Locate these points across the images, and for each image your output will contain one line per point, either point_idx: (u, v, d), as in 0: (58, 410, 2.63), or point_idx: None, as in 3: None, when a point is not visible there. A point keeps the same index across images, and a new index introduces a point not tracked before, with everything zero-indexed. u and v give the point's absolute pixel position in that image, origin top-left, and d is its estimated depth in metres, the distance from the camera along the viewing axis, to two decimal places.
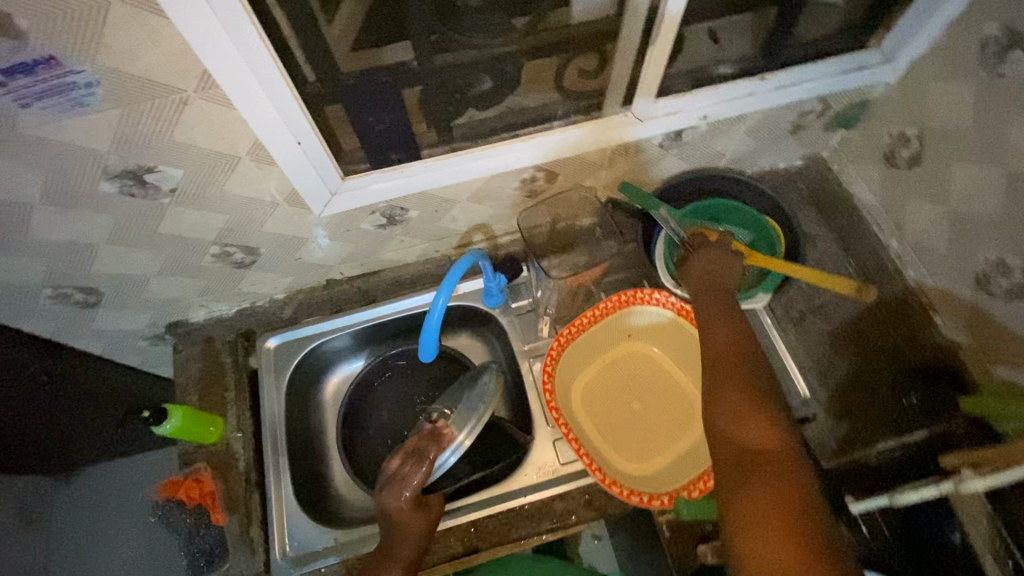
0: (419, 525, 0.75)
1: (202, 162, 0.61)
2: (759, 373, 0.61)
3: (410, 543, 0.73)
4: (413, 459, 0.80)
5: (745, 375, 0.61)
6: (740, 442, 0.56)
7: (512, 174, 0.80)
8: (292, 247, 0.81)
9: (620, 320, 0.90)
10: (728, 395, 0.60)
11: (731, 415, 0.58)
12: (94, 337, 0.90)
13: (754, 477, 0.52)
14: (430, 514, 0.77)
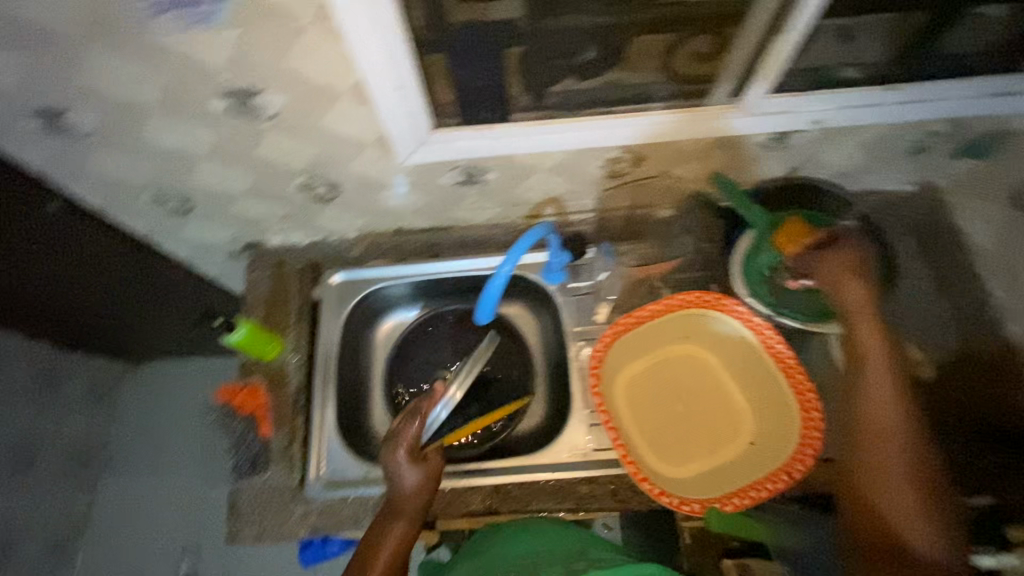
0: (417, 478, 0.76)
1: (306, 93, 0.62)
2: (922, 466, 0.65)
3: (413, 496, 0.75)
4: (406, 416, 0.83)
5: (912, 468, 0.65)
6: (888, 531, 0.65)
7: (599, 151, 0.78)
8: (371, 189, 0.83)
9: (681, 319, 0.87)
10: (905, 489, 0.65)
11: (902, 513, 0.64)
12: (181, 243, 0.97)
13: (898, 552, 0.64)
14: (430, 466, 0.78)
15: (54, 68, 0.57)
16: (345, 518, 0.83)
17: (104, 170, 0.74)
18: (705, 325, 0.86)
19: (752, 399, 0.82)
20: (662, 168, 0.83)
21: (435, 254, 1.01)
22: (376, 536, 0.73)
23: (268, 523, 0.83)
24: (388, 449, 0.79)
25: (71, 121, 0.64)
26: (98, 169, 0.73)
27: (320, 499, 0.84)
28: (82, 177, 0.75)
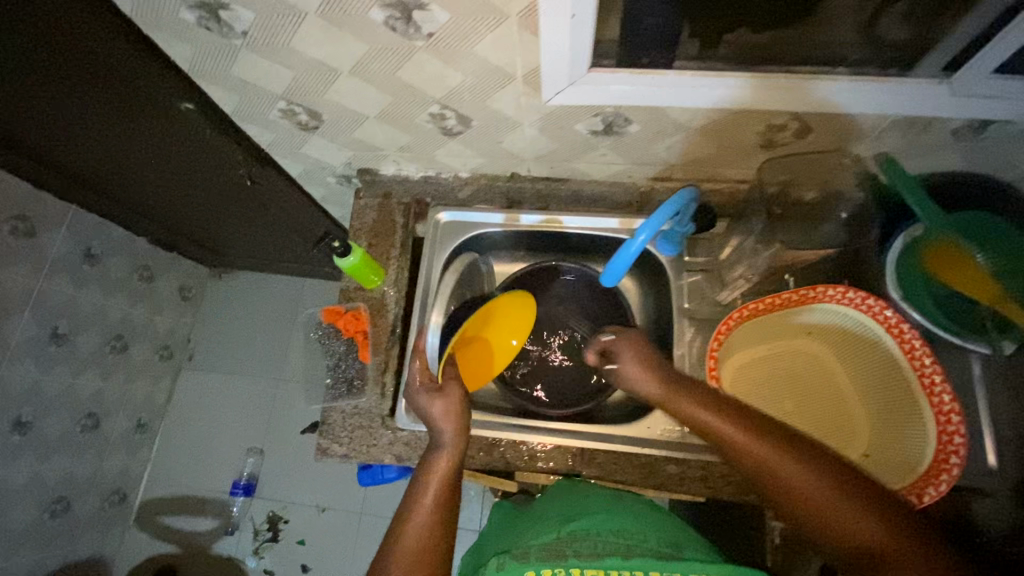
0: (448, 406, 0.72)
1: (470, 12, 0.57)
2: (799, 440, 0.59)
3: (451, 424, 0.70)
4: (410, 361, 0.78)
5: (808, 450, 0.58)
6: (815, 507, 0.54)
7: (761, 116, 0.70)
8: (502, 128, 0.79)
9: (809, 314, 0.81)
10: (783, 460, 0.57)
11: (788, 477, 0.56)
12: (297, 160, 0.97)
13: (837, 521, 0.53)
14: (459, 395, 0.74)
15: None
16: None
17: (243, 75, 0.73)
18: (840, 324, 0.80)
19: (880, 412, 0.76)
20: (825, 143, 0.74)
21: (544, 206, 0.97)
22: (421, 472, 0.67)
23: (356, 446, 0.86)
24: (411, 387, 0.76)
25: (226, 19, 0.62)
26: (239, 73, 0.72)
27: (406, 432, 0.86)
28: (221, 80, 0.74)
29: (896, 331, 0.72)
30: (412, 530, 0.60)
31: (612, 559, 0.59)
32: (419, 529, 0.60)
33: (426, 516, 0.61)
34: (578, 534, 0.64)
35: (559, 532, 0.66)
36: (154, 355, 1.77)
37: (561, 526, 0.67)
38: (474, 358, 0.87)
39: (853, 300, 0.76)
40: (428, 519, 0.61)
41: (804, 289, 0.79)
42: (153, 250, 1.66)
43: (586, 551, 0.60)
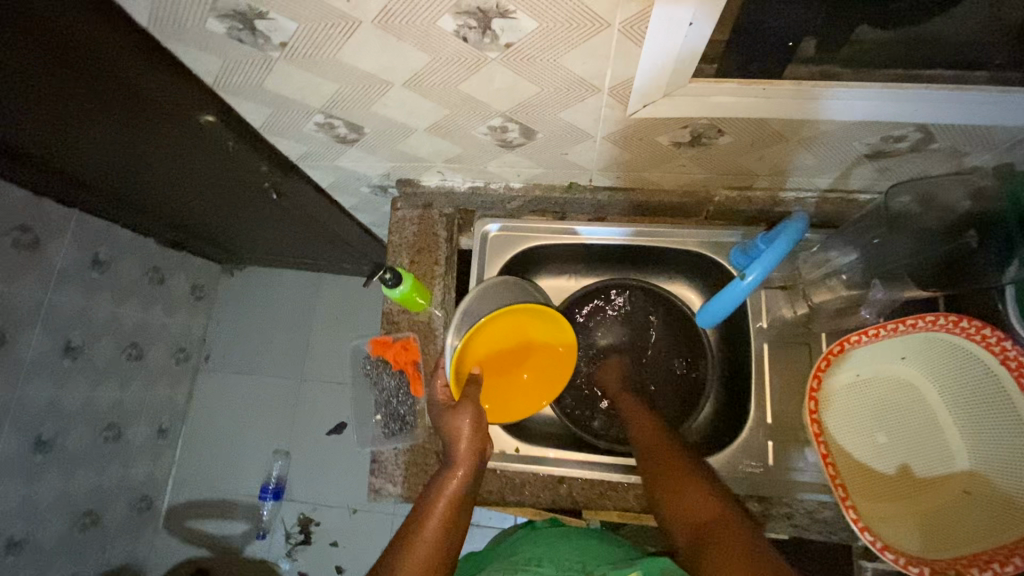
0: (465, 426, 0.69)
1: (564, 20, 0.47)
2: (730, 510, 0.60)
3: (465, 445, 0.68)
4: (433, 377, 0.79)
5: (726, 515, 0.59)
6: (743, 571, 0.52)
7: (878, 128, 0.61)
8: (569, 140, 0.70)
9: (910, 341, 0.73)
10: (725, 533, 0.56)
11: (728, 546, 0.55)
12: (329, 170, 0.87)
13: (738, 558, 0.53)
14: (477, 417, 0.71)
15: None
16: (492, 493, 0.80)
17: (277, 88, 0.63)
18: (941, 352, 0.72)
19: (979, 448, 0.69)
20: (943, 154, 0.65)
21: (600, 217, 0.90)
22: (432, 490, 0.65)
23: (411, 486, 0.79)
24: (434, 408, 0.75)
25: (262, 30, 0.52)
26: (272, 86, 0.62)
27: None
28: (251, 93, 0.64)
29: (1013, 364, 0.64)
30: (419, 547, 0.58)
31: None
32: (424, 550, 0.58)
33: (433, 534, 0.59)
34: (521, 562, 0.68)
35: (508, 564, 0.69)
36: (171, 359, 1.70)
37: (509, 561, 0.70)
38: (508, 389, 0.83)
39: (963, 329, 0.68)
40: (434, 541, 0.58)
41: (909, 319, 0.71)
42: (163, 251, 1.56)
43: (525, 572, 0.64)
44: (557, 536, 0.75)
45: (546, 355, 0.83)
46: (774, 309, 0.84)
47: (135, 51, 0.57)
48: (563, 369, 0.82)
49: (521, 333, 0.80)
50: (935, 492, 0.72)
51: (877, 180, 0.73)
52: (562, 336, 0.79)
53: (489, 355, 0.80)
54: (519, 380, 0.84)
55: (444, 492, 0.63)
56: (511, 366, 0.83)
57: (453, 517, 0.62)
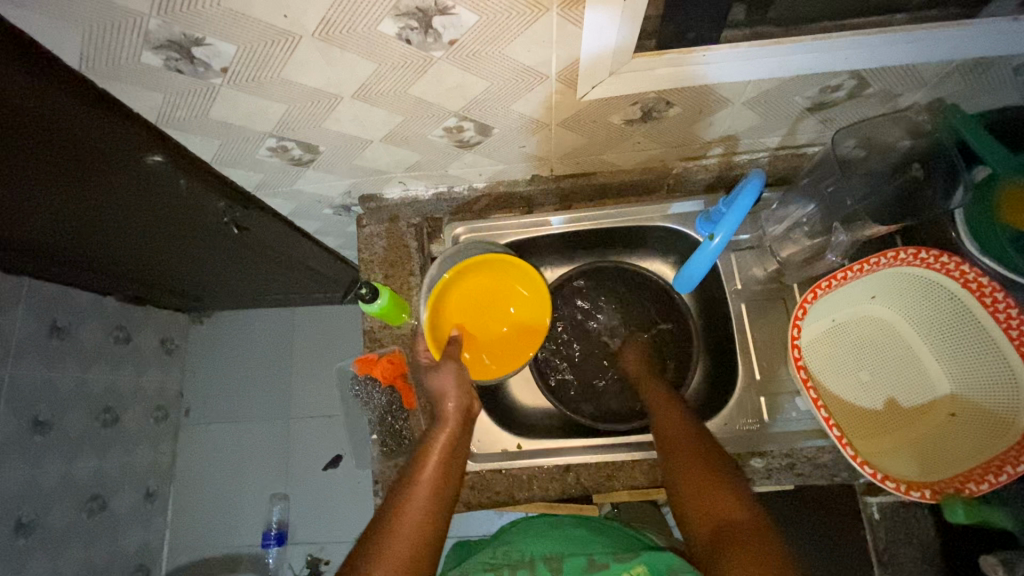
0: (453, 380, 0.72)
1: (504, 10, 0.48)
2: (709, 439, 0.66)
3: (454, 399, 0.71)
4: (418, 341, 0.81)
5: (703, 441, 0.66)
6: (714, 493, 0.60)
7: (816, 81, 0.64)
8: (525, 131, 0.70)
9: (877, 278, 0.76)
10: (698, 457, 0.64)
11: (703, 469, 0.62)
12: (289, 196, 0.86)
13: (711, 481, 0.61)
14: (460, 371, 0.74)
15: None
16: (500, 493, 0.79)
17: (224, 116, 0.62)
18: (907, 286, 0.75)
19: (957, 372, 0.73)
20: (878, 99, 0.68)
21: (567, 205, 0.92)
22: (424, 449, 0.66)
23: None
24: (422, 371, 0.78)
25: (201, 57, 0.52)
26: (218, 116, 0.61)
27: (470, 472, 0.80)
28: (198, 126, 0.63)
29: (974, 285, 0.68)
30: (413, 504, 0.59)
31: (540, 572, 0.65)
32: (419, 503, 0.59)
33: (426, 486, 0.60)
34: (510, 553, 0.70)
35: (495, 557, 0.70)
36: (149, 419, 1.63)
37: (495, 555, 0.71)
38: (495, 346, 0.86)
39: (923, 260, 0.71)
40: (428, 496, 0.60)
41: (874, 257, 0.73)
42: (124, 308, 1.51)
43: (518, 569, 0.66)
44: (543, 527, 0.77)
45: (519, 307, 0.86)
46: (746, 270, 0.86)
47: (70, 100, 0.55)
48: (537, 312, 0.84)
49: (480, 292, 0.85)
50: (924, 418, 0.74)
51: (821, 132, 0.77)
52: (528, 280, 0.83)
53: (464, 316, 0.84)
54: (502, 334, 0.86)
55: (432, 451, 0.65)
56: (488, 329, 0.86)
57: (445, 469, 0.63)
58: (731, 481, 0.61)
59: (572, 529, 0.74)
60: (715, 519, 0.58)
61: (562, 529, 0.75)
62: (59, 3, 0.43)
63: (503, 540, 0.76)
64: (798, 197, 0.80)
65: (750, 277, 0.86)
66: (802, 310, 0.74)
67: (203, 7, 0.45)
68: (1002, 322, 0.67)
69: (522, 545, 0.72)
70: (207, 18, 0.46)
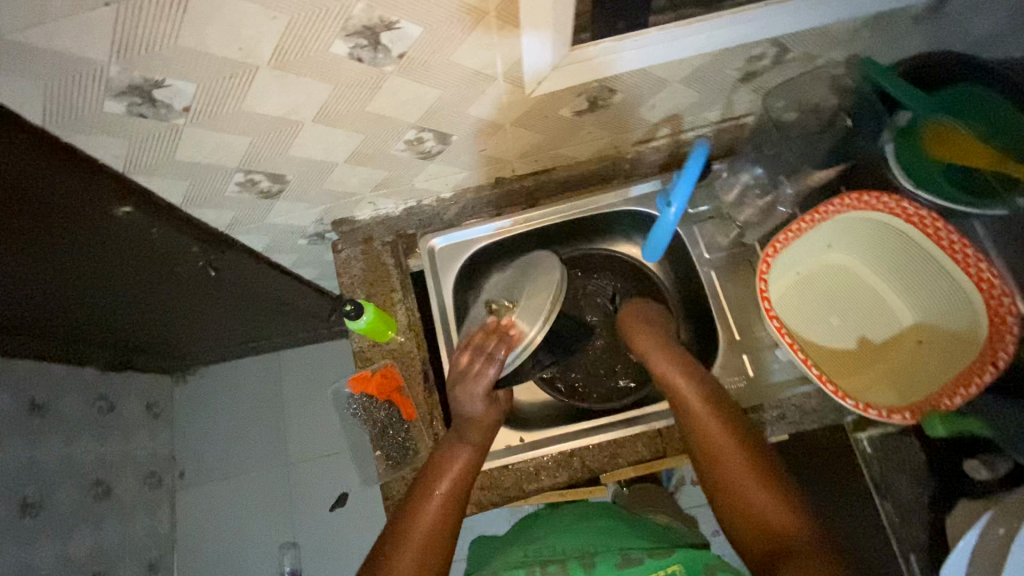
0: (489, 417, 0.72)
1: (445, 19, 0.52)
2: (753, 451, 0.66)
3: (478, 427, 0.71)
4: (480, 357, 0.67)
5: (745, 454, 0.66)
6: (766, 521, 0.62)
7: (741, 52, 0.69)
8: (482, 135, 0.74)
9: (828, 227, 0.82)
10: (746, 479, 0.64)
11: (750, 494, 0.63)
12: (262, 231, 0.88)
13: (761, 505, 0.63)
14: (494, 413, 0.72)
15: (152, 29, 0.46)
16: (510, 488, 0.80)
17: (190, 156, 0.64)
18: (859, 231, 0.81)
19: (915, 300, 0.79)
20: (801, 61, 0.74)
21: (533, 203, 0.95)
22: (441, 458, 0.69)
23: None
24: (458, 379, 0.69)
25: (162, 99, 0.54)
26: (184, 156, 0.63)
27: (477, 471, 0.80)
28: (165, 169, 0.65)
29: (917, 218, 0.74)
30: (422, 521, 0.63)
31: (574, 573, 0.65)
32: (426, 527, 0.63)
33: (436, 509, 0.64)
34: (540, 553, 0.71)
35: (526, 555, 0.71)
36: (143, 486, 1.59)
37: (526, 551, 0.73)
38: None
39: (867, 203, 0.77)
40: (439, 518, 0.64)
41: (821, 206, 0.78)
42: (105, 375, 1.48)
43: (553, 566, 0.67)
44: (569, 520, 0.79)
45: None
46: (710, 239, 0.90)
47: (38, 159, 0.56)
48: None
49: None
50: (898, 354, 0.79)
51: (755, 100, 0.82)
52: None
53: None
54: None
55: (447, 465, 0.68)
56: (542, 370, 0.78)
57: (458, 491, 0.66)
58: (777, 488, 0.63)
59: (597, 523, 0.76)
60: (763, 529, 0.62)
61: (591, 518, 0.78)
62: (18, 62, 0.45)
63: (523, 543, 0.76)
64: (746, 163, 0.85)
65: (715, 245, 0.90)
66: (766, 263, 0.78)
67: (159, 49, 0.48)
68: (946, 247, 0.73)
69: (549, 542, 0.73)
70: (165, 59, 0.49)
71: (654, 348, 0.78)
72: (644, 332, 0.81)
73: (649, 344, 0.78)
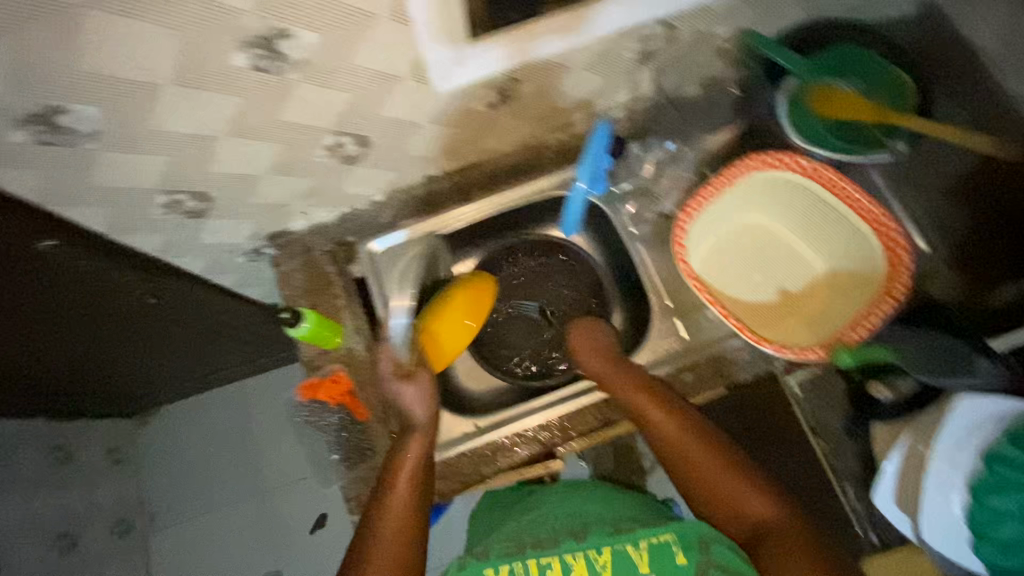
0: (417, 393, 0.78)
1: (338, 23, 0.55)
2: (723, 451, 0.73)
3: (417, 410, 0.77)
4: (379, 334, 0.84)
5: (717, 454, 0.73)
6: (745, 513, 0.69)
7: (634, 34, 0.74)
8: (401, 135, 0.77)
9: (738, 188, 0.86)
10: (722, 477, 0.71)
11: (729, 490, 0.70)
12: (198, 252, 0.88)
13: (741, 501, 0.69)
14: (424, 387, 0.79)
15: (48, 53, 0.47)
16: (469, 474, 0.82)
17: (108, 181, 0.64)
18: (764, 188, 0.86)
19: (823, 247, 0.85)
20: (692, 38, 0.80)
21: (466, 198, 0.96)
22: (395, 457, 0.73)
23: None
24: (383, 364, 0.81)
25: (68, 124, 0.55)
26: (102, 181, 0.64)
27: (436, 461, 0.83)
28: (84, 196, 0.65)
29: (811, 170, 0.81)
30: (392, 525, 0.68)
31: (567, 543, 0.69)
32: (393, 526, 0.68)
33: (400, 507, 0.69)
34: (539, 519, 0.76)
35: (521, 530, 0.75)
36: (112, 534, 1.54)
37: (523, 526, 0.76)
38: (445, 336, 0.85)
39: (767, 161, 0.82)
40: (403, 516, 0.69)
41: (729, 168, 0.82)
42: (59, 424, 1.43)
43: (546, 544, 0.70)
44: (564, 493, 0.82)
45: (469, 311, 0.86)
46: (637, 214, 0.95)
47: None
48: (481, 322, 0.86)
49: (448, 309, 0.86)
50: (814, 299, 0.84)
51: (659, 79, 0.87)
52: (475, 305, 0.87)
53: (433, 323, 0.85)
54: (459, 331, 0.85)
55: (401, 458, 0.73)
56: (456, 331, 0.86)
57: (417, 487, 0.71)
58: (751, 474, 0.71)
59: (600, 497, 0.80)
60: (744, 521, 0.68)
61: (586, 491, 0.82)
62: None
63: (516, 514, 0.83)
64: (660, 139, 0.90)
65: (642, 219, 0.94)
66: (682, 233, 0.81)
67: (56, 73, 0.49)
68: (840, 193, 0.80)
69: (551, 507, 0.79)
70: (64, 84, 0.50)
71: (609, 370, 0.81)
72: (595, 356, 0.83)
73: (599, 368, 0.82)
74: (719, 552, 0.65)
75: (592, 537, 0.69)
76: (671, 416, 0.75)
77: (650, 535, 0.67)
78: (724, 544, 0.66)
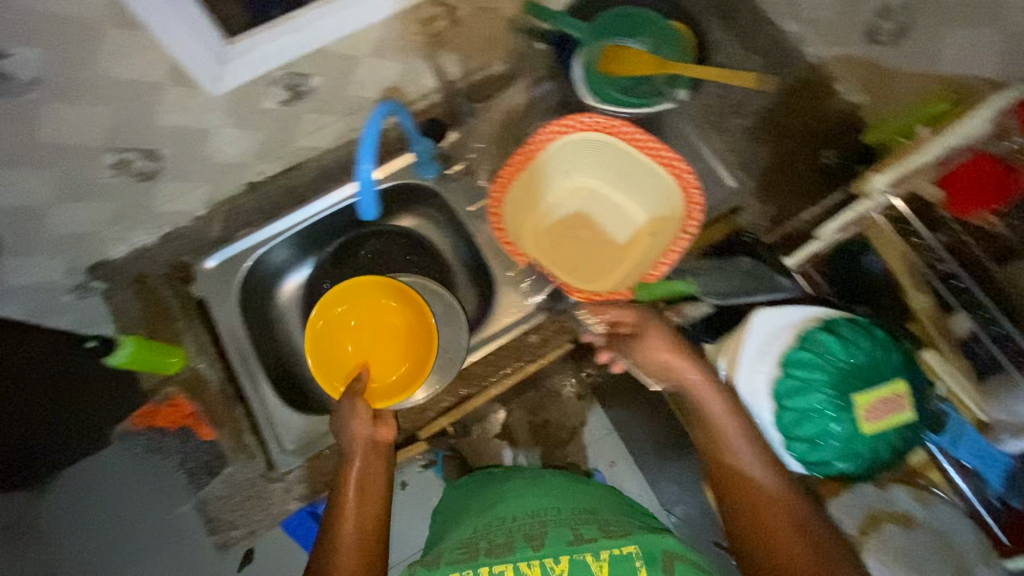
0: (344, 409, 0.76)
1: (58, 35, 0.55)
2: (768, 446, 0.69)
3: (361, 448, 0.73)
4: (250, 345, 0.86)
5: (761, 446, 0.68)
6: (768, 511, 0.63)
7: (408, 17, 0.77)
8: (196, 143, 0.76)
9: (547, 160, 0.88)
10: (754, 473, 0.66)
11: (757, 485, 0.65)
12: (17, 294, 0.85)
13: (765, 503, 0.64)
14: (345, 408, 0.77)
15: None
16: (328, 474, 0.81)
17: None
18: (573, 154, 0.88)
19: (641, 196, 0.87)
20: (473, 14, 0.84)
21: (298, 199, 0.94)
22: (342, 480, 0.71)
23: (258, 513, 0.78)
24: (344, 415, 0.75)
25: None
26: None
27: (294, 466, 0.81)
28: None
29: (606, 126, 0.83)
30: (343, 563, 0.63)
31: (522, 551, 0.67)
32: (349, 556, 0.64)
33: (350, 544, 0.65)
34: (493, 525, 0.74)
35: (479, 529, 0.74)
36: None
37: (479, 522, 0.76)
38: (345, 358, 0.83)
39: (563, 126, 0.85)
40: (357, 549, 0.65)
41: (525, 141, 0.85)
42: None
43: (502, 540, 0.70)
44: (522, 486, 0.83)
45: (380, 319, 0.86)
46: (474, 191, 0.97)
47: None
48: (396, 321, 0.85)
49: (377, 317, 0.86)
50: (640, 246, 0.87)
51: (462, 59, 0.91)
52: (392, 304, 0.85)
53: (384, 339, 0.85)
54: (354, 353, 0.84)
55: (349, 481, 0.71)
56: (336, 363, 0.82)
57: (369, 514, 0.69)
58: (770, 454, 0.68)
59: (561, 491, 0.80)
60: (767, 531, 0.62)
61: (553, 485, 0.82)
62: None
63: (465, 507, 0.85)
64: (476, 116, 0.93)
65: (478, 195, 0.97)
66: (504, 195, 0.82)
67: None
68: (629, 140, 0.83)
69: (503, 511, 0.77)
70: None
71: (709, 382, 0.72)
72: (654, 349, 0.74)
73: (696, 379, 0.73)
74: (683, 569, 0.63)
75: (592, 541, 0.66)
76: (719, 400, 0.71)
77: (613, 547, 0.65)
78: (694, 568, 0.63)
